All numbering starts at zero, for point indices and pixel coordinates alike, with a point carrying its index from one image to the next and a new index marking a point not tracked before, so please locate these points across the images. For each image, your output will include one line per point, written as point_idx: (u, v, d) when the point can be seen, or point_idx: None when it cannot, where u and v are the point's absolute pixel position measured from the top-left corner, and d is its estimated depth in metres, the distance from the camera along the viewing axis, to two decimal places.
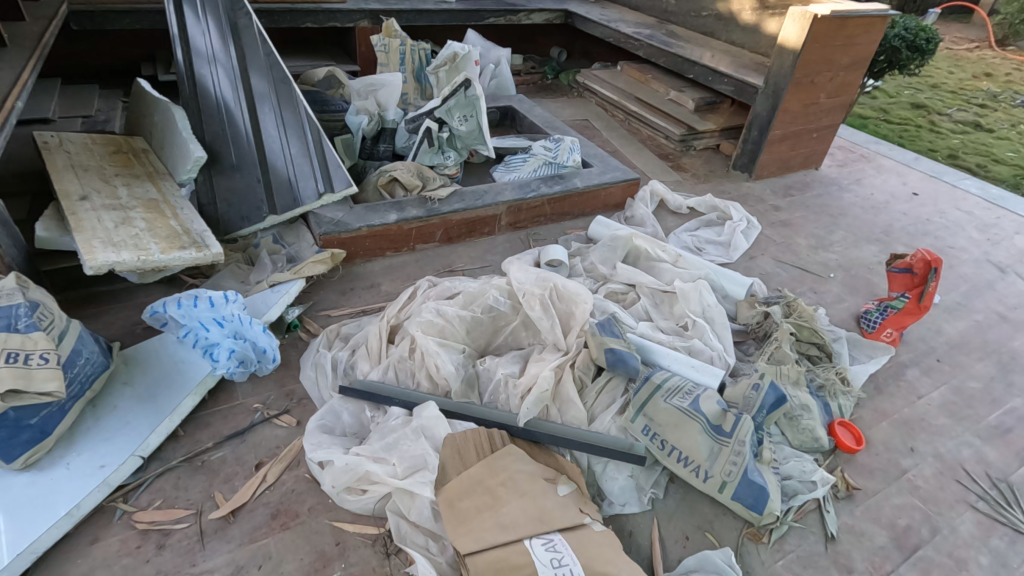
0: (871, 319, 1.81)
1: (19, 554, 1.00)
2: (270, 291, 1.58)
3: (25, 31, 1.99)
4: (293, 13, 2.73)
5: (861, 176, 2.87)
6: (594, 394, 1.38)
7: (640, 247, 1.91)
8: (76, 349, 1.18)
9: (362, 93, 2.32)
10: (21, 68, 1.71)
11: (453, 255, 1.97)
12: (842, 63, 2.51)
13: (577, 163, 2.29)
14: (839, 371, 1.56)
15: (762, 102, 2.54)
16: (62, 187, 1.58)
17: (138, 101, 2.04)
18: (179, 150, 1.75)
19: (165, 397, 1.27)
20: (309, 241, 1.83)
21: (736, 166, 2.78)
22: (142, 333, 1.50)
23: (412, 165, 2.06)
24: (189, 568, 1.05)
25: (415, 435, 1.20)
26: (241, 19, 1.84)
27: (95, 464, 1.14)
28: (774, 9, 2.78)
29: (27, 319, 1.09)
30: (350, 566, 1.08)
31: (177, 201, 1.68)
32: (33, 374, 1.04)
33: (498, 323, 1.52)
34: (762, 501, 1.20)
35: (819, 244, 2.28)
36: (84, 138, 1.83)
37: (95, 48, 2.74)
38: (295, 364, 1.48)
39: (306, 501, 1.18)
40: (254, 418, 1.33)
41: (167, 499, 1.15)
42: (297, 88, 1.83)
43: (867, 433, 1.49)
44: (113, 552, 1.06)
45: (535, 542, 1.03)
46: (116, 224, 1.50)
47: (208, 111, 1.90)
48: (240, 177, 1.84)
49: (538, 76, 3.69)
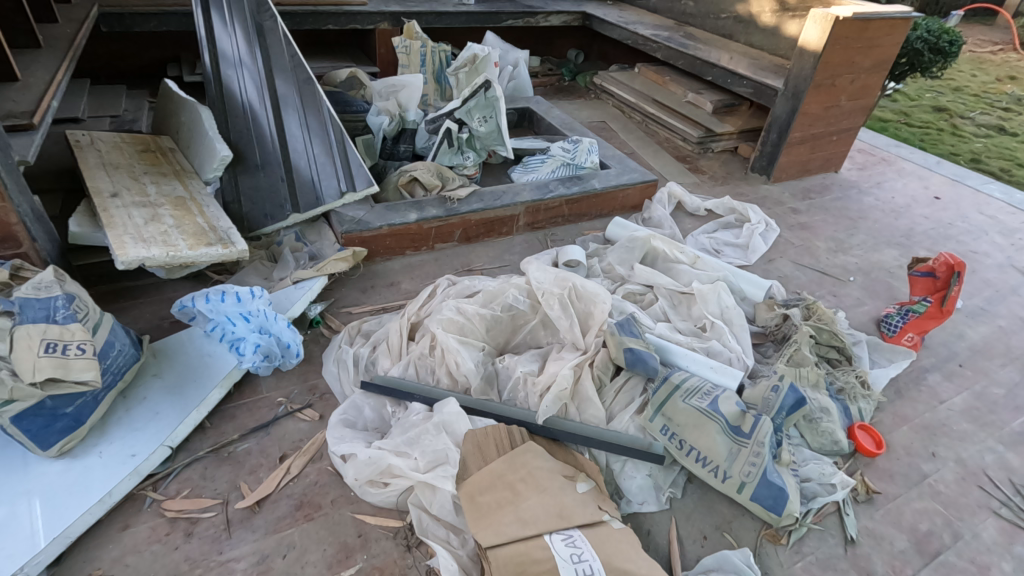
0: (891, 323, 1.79)
1: (55, 538, 1.03)
2: (293, 287, 1.61)
3: (58, 33, 2.05)
4: (315, 15, 2.77)
5: (881, 179, 2.84)
6: (612, 394, 1.39)
7: (658, 248, 1.91)
8: (109, 341, 1.21)
9: (383, 94, 2.36)
10: (56, 68, 1.76)
11: (471, 255, 1.99)
12: (864, 65, 2.49)
13: (594, 164, 2.31)
14: (859, 375, 1.55)
15: (782, 104, 2.53)
16: (94, 184, 1.63)
17: (165, 102, 2.08)
18: (205, 149, 1.80)
19: (193, 390, 1.31)
20: (331, 239, 1.86)
21: (754, 169, 2.77)
22: (169, 327, 1.53)
23: (431, 165, 2.08)
24: (215, 556, 1.08)
25: (437, 431, 1.22)
26: (266, 21, 1.85)
27: (126, 453, 1.17)
28: (795, 11, 2.77)
29: (64, 311, 1.13)
30: (372, 558, 1.10)
31: (204, 199, 1.72)
32: (71, 363, 1.08)
33: (517, 321, 1.54)
34: (781, 503, 1.20)
35: (838, 247, 2.27)
36: (115, 137, 1.88)
37: (123, 50, 2.80)
38: (318, 359, 1.51)
39: (328, 493, 1.20)
40: (278, 411, 1.35)
41: (194, 488, 1.18)
42: (320, 88, 1.84)
43: (888, 437, 1.48)
44: (143, 539, 1.09)
45: (554, 538, 1.04)
46: (145, 221, 1.54)
47: (234, 111, 1.94)
48: (265, 176, 1.88)
49: (555, 77, 3.71)
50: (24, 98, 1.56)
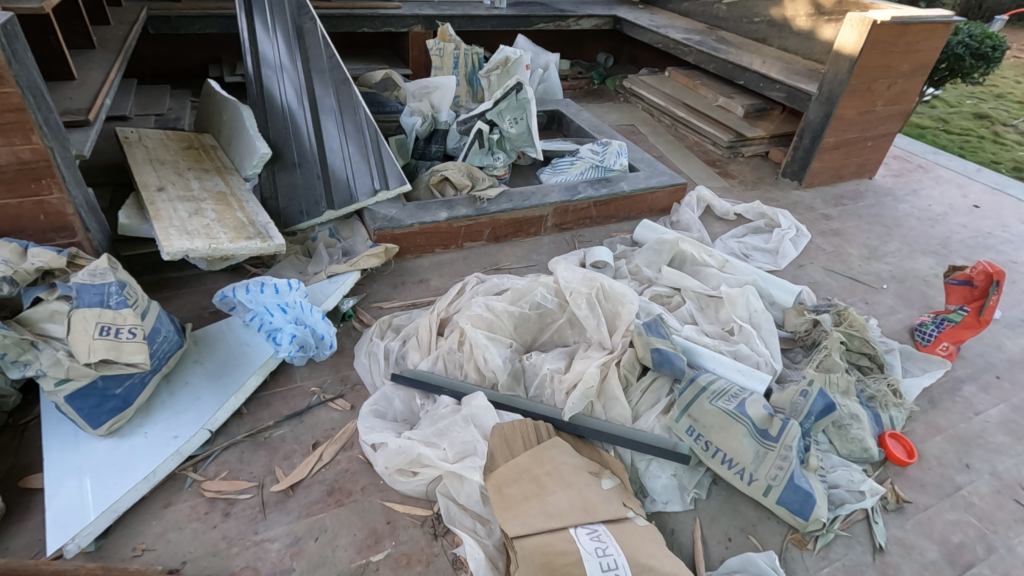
0: (926, 332, 1.75)
1: (103, 512, 1.08)
2: (328, 281, 1.65)
3: (111, 35, 2.14)
4: (351, 18, 2.85)
5: (918, 187, 2.78)
6: (639, 393, 1.40)
7: (685, 252, 1.91)
8: (156, 327, 1.27)
9: (417, 96, 2.40)
10: (109, 68, 1.85)
11: (500, 254, 2.02)
12: (902, 70, 2.45)
13: (623, 166, 2.31)
14: (890, 383, 1.52)
15: (815, 109, 2.50)
16: (142, 178, 1.70)
17: (207, 101, 2.16)
18: (246, 146, 1.86)
19: (232, 376, 1.36)
20: (363, 236, 1.91)
21: (785, 173, 2.73)
22: (210, 317, 1.59)
23: (462, 166, 2.12)
24: (251, 535, 1.12)
25: (465, 423, 1.25)
26: (306, 23, 1.90)
27: (169, 435, 1.22)
28: (831, 15, 2.73)
29: (117, 296, 1.19)
30: (400, 544, 1.13)
31: (244, 194, 1.78)
32: (122, 346, 1.15)
33: (544, 319, 1.56)
34: (808, 507, 1.20)
35: (871, 254, 2.23)
36: (160, 134, 1.97)
37: (168, 51, 2.91)
38: (350, 351, 1.55)
39: (359, 480, 1.23)
40: (311, 400, 1.40)
41: (232, 470, 1.23)
42: (356, 89, 1.89)
43: (919, 447, 1.45)
44: (183, 517, 1.14)
45: (580, 531, 1.06)
46: (189, 215, 1.61)
47: (273, 111, 2.00)
48: (301, 173, 1.93)
49: (585, 81, 3.71)
50: (80, 96, 1.64)
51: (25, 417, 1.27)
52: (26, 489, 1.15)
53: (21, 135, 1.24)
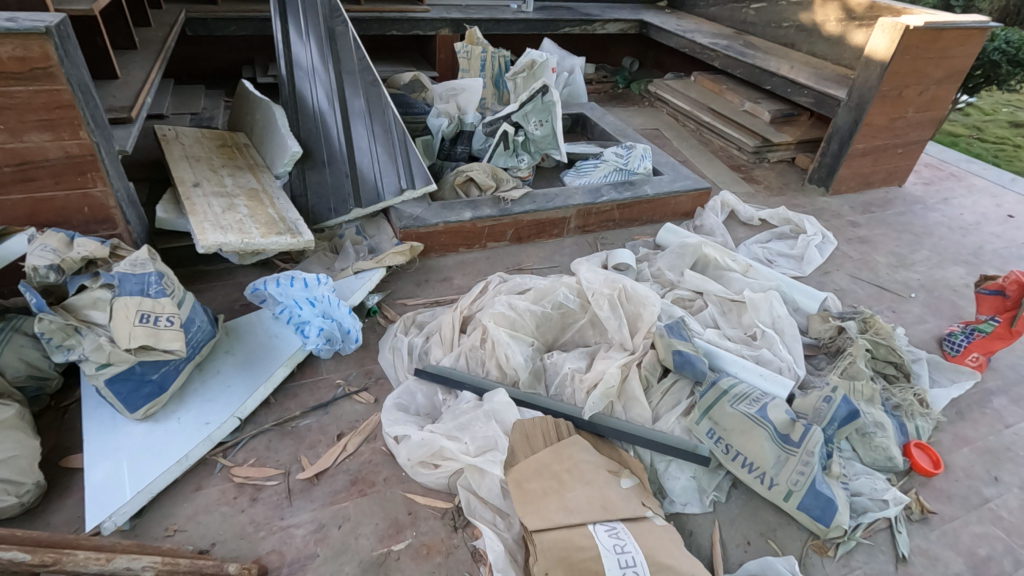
0: (954, 342, 1.73)
1: (139, 492, 1.12)
2: (354, 277, 1.69)
3: (152, 36, 2.22)
4: (381, 21, 2.90)
5: (949, 195, 2.72)
6: (659, 394, 1.40)
7: (709, 256, 1.90)
8: (191, 317, 1.32)
9: (444, 97, 2.45)
10: (150, 68, 1.92)
11: (523, 255, 2.04)
12: (934, 76, 2.41)
13: (647, 170, 2.32)
14: (917, 393, 1.50)
15: (844, 115, 2.47)
16: (178, 174, 1.76)
17: (241, 101, 2.22)
18: (278, 145, 1.91)
19: (261, 367, 1.40)
20: (389, 234, 1.94)
21: (812, 179, 2.71)
22: (240, 309, 1.64)
23: (487, 166, 2.15)
24: (277, 521, 1.16)
25: (486, 418, 1.27)
26: (338, 26, 1.94)
27: (201, 421, 1.27)
28: (861, 21, 2.71)
29: (157, 286, 1.24)
30: (421, 535, 1.15)
31: (275, 192, 1.83)
32: (161, 333, 1.21)
33: (566, 319, 1.58)
34: (829, 514, 1.19)
35: (899, 262, 2.19)
36: (196, 132, 2.03)
37: (203, 52, 3.00)
38: (374, 346, 1.58)
39: (381, 471, 1.26)
40: (336, 393, 1.43)
41: (259, 458, 1.26)
42: (385, 91, 1.94)
43: (946, 458, 1.43)
44: (213, 500, 1.18)
45: (598, 528, 1.07)
46: (223, 210, 1.66)
47: (304, 111, 2.04)
48: (330, 172, 1.97)
49: (609, 85, 3.72)
50: (123, 95, 1.71)
51: (66, 399, 1.33)
52: (66, 468, 1.20)
53: (69, 131, 1.30)
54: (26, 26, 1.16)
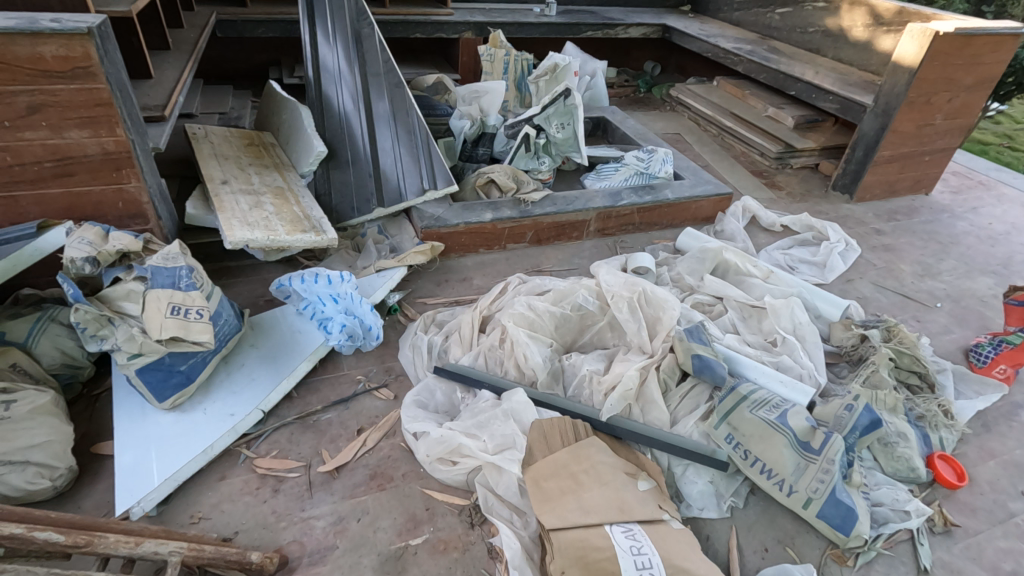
0: (982, 354, 1.69)
1: (166, 479, 1.15)
2: (377, 276, 1.72)
3: (184, 37, 2.28)
4: (405, 24, 2.93)
5: (978, 204, 2.67)
6: (678, 398, 1.40)
7: (729, 261, 1.89)
8: (219, 310, 1.36)
9: (466, 99, 2.46)
10: (183, 67, 1.97)
11: (542, 256, 2.05)
12: (964, 83, 2.37)
13: (668, 174, 2.31)
14: (942, 404, 1.47)
15: (870, 121, 2.44)
16: (207, 172, 1.81)
17: (268, 101, 2.26)
18: (303, 144, 1.95)
19: (284, 361, 1.43)
20: (410, 233, 1.96)
21: (836, 186, 2.67)
22: (265, 305, 1.68)
23: (508, 168, 2.16)
24: (298, 512, 1.18)
25: (505, 417, 1.28)
26: (364, 28, 1.97)
27: (226, 412, 1.30)
28: (890, 26, 2.67)
29: (187, 279, 1.29)
30: (438, 530, 1.17)
31: (300, 190, 1.87)
32: (191, 326, 1.24)
33: (585, 321, 1.58)
34: (850, 523, 1.17)
35: (925, 271, 2.16)
36: (224, 131, 2.08)
37: (232, 53, 3.07)
38: (394, 343, 1.60)
39: (400, 467, 1.28)
40: (357, 388, 1.45)
41: (282, 450, 1.29)
42: (409, 93, 1.97)
43: (971, 470, 1.40)
44: (236, 490, 1.21)
45: (615, 529, 1.07)
46: (250, 207, 1.70)
47: (329, 112, 2.07)
48: (354, 171, 2.01)
49: (631, 89, 3.72)
50: (158, 94, 1.76)
51: (97, 388, 1.37)
52: (97, 455, 1.24)
53: (107, 128, 1.35)
54: (70, 27, 1.20)
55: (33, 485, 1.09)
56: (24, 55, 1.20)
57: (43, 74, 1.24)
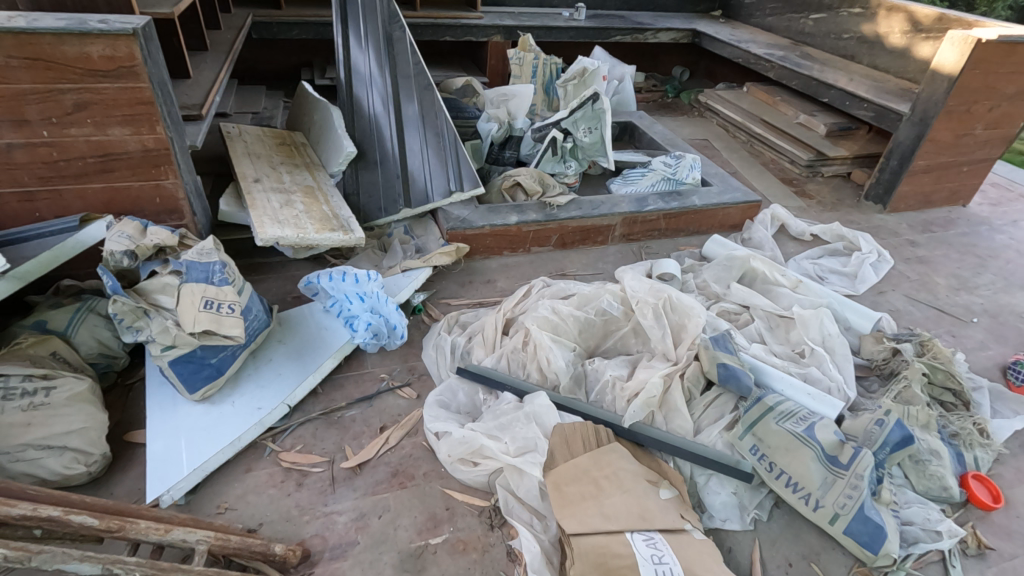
0: (1020, 371, 1.64)
1: (195, 469, 1.18)
2: (402, 275, 1.74)
3: (222, 38, 2.34)
4: (435, 28, 2.97)
5: (1019, 217, 2.58)
6: (702, 407, 1.38)
7: (756, 269, 1.86)
8: (249, 305, 1.39)
9: (494, 102, 2.48)
10: (219, 68, 2.02)
11: (566, 260, 2.04)
12: (1007, 92, 2.30)
13: (695, 180, 2.29)
14: (977, 422, 1.43)
15: (905, 130, 2.38)
16: (240, 170, 1.85)
17: (299, 101, 2.30)
18: (333, 144, 1.98)
19: (311, 357, 1.45)
20: (436, 235, 1.97)
21: (869, 196, 2.61)
22: (292, 301, 1.71)
23: (534, 171, 2.15)
24: (321, 506, 1.20)
25: (527, 420, 1.28)
26: (396, 32, 2.01)
27: (254, 405, 1.32)
28: (929, 33, 2.61)
29: (220, 274, 1.32)
30: (458, 530, 1.17)
31: (329, 189, 1.89)
32: (223, 320, 1.28)
33: (609, 326, 1.57)
34: (878, 541, 1.14)
35: (961, 285, 2.10)
36: (257, 130, 2.12)
37: (267, 55, 3.14)
38: (418, 343, 1.62)
39: (421, 466, 1.29)
40: (380, 386, 1.47)
41: (306, 445, 1.31)
42: (438, 96, 2.00)
43: (1006, 492, 1.36)
44: (262, 482, 1.23)
45: (636, 537, 1.07)
46: (281, 206, 1.73)
47: (359, 112, 2.09)
48: (382, 172, 2.02)
49: (659, 94, 3.71)
50: (196, 93, 1.81)
51: (131, 377, 1.41)
52: (129, 442, 1.27)
53: (148, 125, 1.39)
54: (116, 27, 1.24)
55: (69, 470, 1.13)
56: (73, 54, 1.25)
57: (90, 74, 1.28)
